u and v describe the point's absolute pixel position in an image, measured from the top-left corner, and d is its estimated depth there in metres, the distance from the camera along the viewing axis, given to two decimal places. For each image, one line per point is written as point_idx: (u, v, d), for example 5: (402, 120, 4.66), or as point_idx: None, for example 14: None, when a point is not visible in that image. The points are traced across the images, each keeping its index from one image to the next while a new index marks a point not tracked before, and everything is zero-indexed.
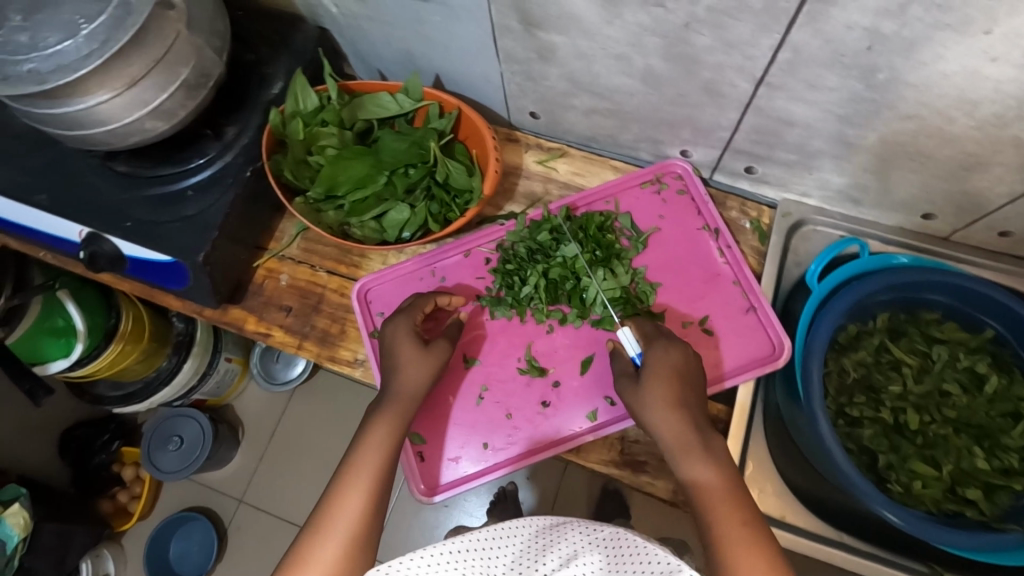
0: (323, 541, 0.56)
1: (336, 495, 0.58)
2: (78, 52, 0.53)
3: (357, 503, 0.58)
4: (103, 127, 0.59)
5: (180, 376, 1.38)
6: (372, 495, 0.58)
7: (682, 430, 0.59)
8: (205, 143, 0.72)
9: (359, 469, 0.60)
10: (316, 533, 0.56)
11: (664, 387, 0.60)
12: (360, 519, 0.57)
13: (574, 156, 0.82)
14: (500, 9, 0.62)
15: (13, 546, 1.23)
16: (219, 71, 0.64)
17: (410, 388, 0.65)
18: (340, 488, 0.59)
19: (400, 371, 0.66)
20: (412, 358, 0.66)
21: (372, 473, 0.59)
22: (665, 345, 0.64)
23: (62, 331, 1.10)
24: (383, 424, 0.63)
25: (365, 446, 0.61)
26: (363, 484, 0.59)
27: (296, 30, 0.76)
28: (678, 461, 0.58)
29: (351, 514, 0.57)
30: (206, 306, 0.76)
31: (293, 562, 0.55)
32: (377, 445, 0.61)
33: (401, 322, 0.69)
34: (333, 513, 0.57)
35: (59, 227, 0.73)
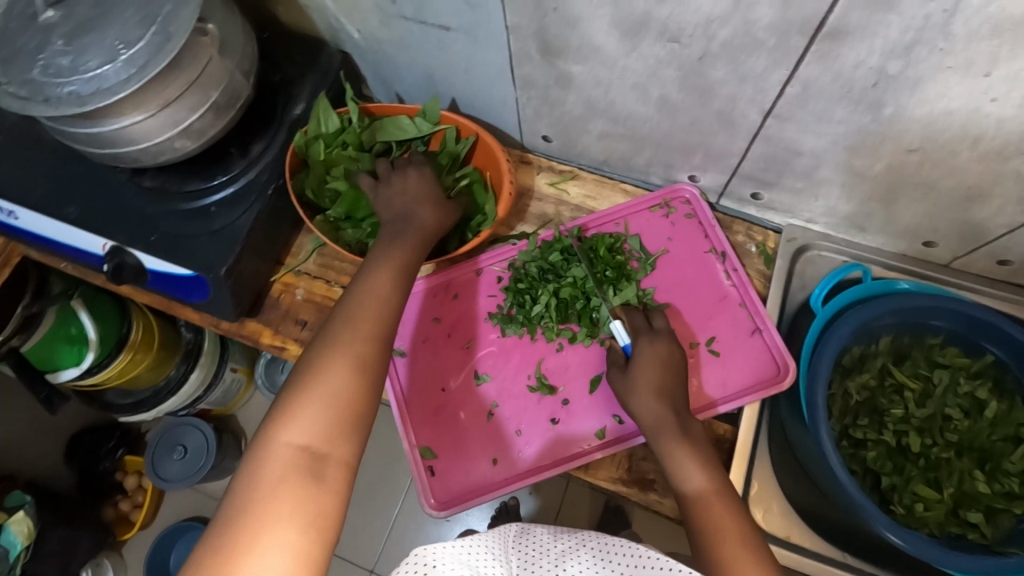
0: (354, 329, 0.54)
1: (359, 295, 0.57)
2: (117, 76, 0.55)
3: (385, 301, 0.57)
4: (136, 145, 0.61)
5: (187, 386, 1.40)
6: (399, 301, 0.58)
7: (668, 417, 0.63)
8: (230, 161, 0.74)
9: (379, 280, 0.58)
10: (345, 326, 0.54)
11: (644, 376, 0.65)
12: (388, 319, 0.56)
13: (585, 179, 0.84)
14: (521, 38, 0.65)
15: (16, 556, 1.25)
16: (248, 92, 0.67)
17: (424, 220, 0.66)
18: (363, 291, 0.57)
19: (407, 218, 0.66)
20: (431, 207, 0.68)
21: (392, 285, 0.59)
22: (651, 339, 0.68)
23: (75, 339, 1.11)
24: (396, 250, 0.62)
25: (383, 260, 0.61)
26: (387, 290, 0.58)
27: (320, 52, 0.79)
28: (664, 450, 0.62)
29: (378, 313, 0.56)
30: (224, 318, 0.78)
31: (318, 357, 0.52)
32: (395, 264, 0.61)
33: (415, 176, 0.70)
34: (361, 309, 0.55)
35: (85, 239, 0.75)
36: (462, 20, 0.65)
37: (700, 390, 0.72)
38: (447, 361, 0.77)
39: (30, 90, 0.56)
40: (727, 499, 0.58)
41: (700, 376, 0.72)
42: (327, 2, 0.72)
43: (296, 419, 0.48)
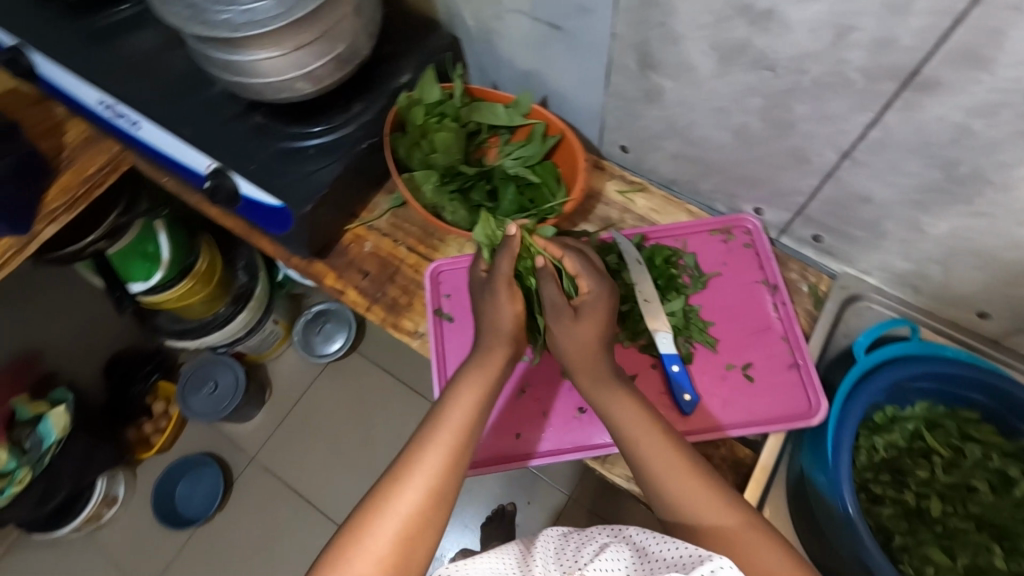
0: (405, 484, 0.56)
1: (419, 443, 0.59)
2: (268, 12, 0.64)
3: (442, 452, 0.58)
4: (264, 79, 0.69)
5: (232, 324, 1.50)
6: (455, 453, 0.59)
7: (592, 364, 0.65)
8: (334, 112, 0.80)
9: (444, 425, 0.60)
10: (398, 478, 0.56)
11: (580, 316, 0.66)
12: (442, 473, 0.57)
13: (652, 194, 0.87)
14: (623, 49, 0.69)
15: (48, 445, 1.34)
16: (366, 53, 0.74)
17: (501, 329, 0.67)
18: (424, 437, 0.60)
19: (497, 331, 0.67)
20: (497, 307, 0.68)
21: (457, 433, 0.60)
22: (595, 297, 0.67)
23: (150, 256, 1.20)
24: (470, 388, 0.63)
25: (455, 401, 0.63)
26: (449, 434, 0.60)
27: (432, 33, 0.86)
28: (596, 401, 0.65)
29: (432, 467, 0.57)
30: (296, 254, 0.84)
31: (372, 507, 0.55)
32: (464, 410, 0.62)
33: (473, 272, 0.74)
34: (416, 463, 0.57)
35: (191, 157, 0.82)
36: (571, 22, 0.70)
37: (724, 412, 0.73)
38: None
39: (191, 12, 0.65)
40: (745, 520, 0.55)
41: (730, 396, 0.74)
42: None
43: None
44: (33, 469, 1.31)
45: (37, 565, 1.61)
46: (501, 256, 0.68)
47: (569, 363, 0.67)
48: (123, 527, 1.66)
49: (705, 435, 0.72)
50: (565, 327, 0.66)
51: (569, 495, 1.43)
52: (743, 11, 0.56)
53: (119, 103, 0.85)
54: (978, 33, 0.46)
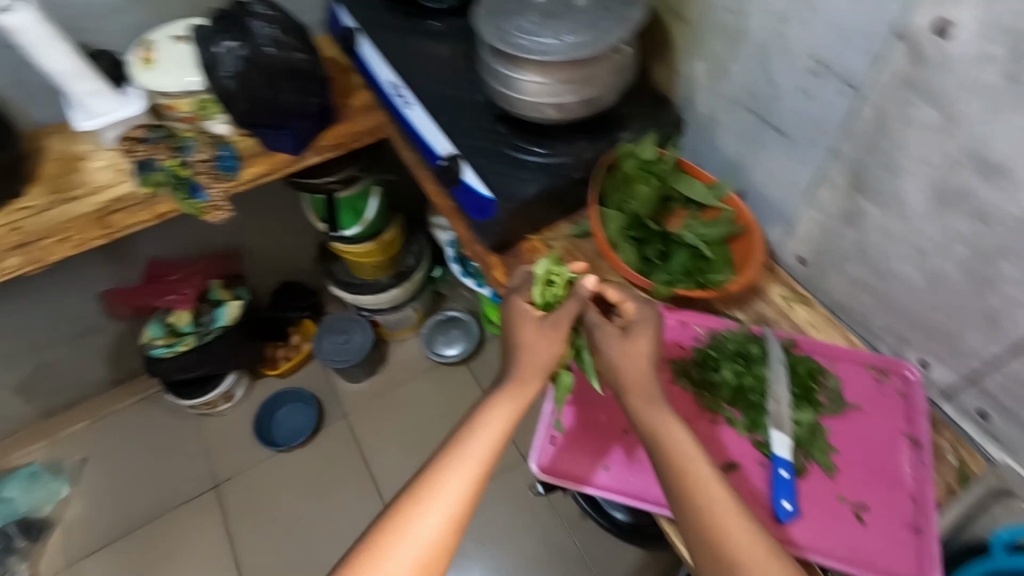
0: (433, 500, 0.62)
1: (448, 459, 0.65)
2: (557, 48, 0.79)
3: (470, 471, 0.64)
4: (525, 97, 0.85)
5: (385, 295, 1.70)
6: (483, 469, 0.65)
7: (641, 382, 0.70)
8: (560, 143, 0.95)
9: (477, 445, 0.66)
10: (425, 494, 0.63)
11: (636, 327, 0.73)
12: (465, 492, 0.63)
13: (816, 310, 0.88)
14: (838, 167, 0.75)
15: (216, 327, 1.63)
16: (609, 103, 0.87)
17: (537, 364, 0.72)
18: (455, 455, 0.65)
19: (536, 361, 0.72)
20: (532, 336, 0.74)
21: (487, 454, 0.66)
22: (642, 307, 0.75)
23: (356, 212, 1.45)
24: (503, 410, 0.69)
25: (488, 425, 0.68)
26: (479, 459, 0.65)
27: (665, 109, 0.97)
28: (648, 427, 0.67)
29: (461, 488, 0.63)
30: (482, 242, 0.98)
31: (404, 510, 0.62)
32: (497, 432, 0.68)
33: (512, 306, 0.77)
34: (447, 477, 0.63)
35: (437, 140, 1.01)
36: (799, 131, 0.78)
37: (820, 540, 0.70)
38: None
39: (497, 30, 0.81)
40: None
41: (833, 527, 0.70)
42: (698, 77, 0.90)
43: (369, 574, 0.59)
44: (198, 339, 1.61)
45: (158, 425, 1.89)
46: (572, 302, 0.74)
47: (626, 391, 0.70)
48: (226, 423, 1.89)
49: (795, 552, 0.69)
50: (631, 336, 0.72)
51: None
52: (975, 161, 0.59)
53: (403, 86, 1.08)
54: None
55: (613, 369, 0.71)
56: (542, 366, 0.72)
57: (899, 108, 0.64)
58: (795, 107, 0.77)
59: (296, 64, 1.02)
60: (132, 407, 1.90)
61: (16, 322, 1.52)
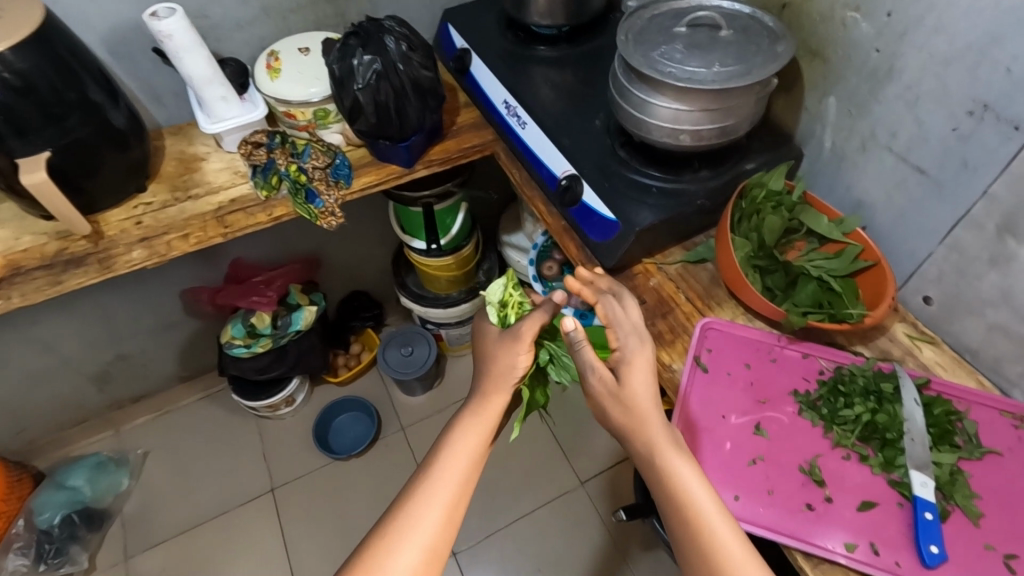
0: (420, 513, 0.67)
1: (428, 474, 0.70)
2: (706, 78, 0.80)
3: (453, 482, 0.70)
4: (663, 122, 0.87)
5: (455, 309, 1.73)
6: (464, 480, 0.71)
7: (641, 418, 0.70)
8: (684, 170, 0.96)
9: (457, 457, 0.72)
10: (411, 508, 0.68)
11: (630, 342, 0.75)
12: (448, 509, 0.68)
13: (943, 351, 0.87)
14: (989, 209, 0.75)
15: (292, 331, 1.65)
16: (742, 133, 0.89)
17: (502, 377, 0.78)
18: (435, 469, 0.71)
19: (504, 375, 0.78)
20: (496, 353, 0.80)
21: (466, 463, 0.72)
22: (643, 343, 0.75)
23: (444, 226, 1.48)
24: (480, 423, 0.75)
25: (463, 444, 0.73)
26: (456, 473, 0.70)
27: (787, 143, 0.98)
28: (644, 449, 0.70)
29: (444, 499, 0.69)
30: (596, 262, 0.99)
31: (395, 525, 0.67)
32: (474, 443, 0.73)
33: (485, 326, 0.86)
34: (430, 492, 0.69)
35: (555, 161, 1.04)
36: (946, 171, 0.78)
37: None
38: (731, 396, 0.85)
39: (644, 58, 0.83)
40: None
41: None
42: (828, 112, 0.91)
43: None
44: (273, 341, 1.64)
45: (218, 423, 1.91)
46: (535, 313, 0.81)
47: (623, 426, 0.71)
48: (286, 426, 1.90)
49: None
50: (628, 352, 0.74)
51: None
52: None
53: (519, 106, 1.11)
54: None
55: (602, 395, 0.73)
56: (506, 377, 0.78)
57: None
58: (945, 147, 0.77)
59: (422, 81, 1.06)
60: (195, 402, 1.94)
61: (105, 311, 1.57)
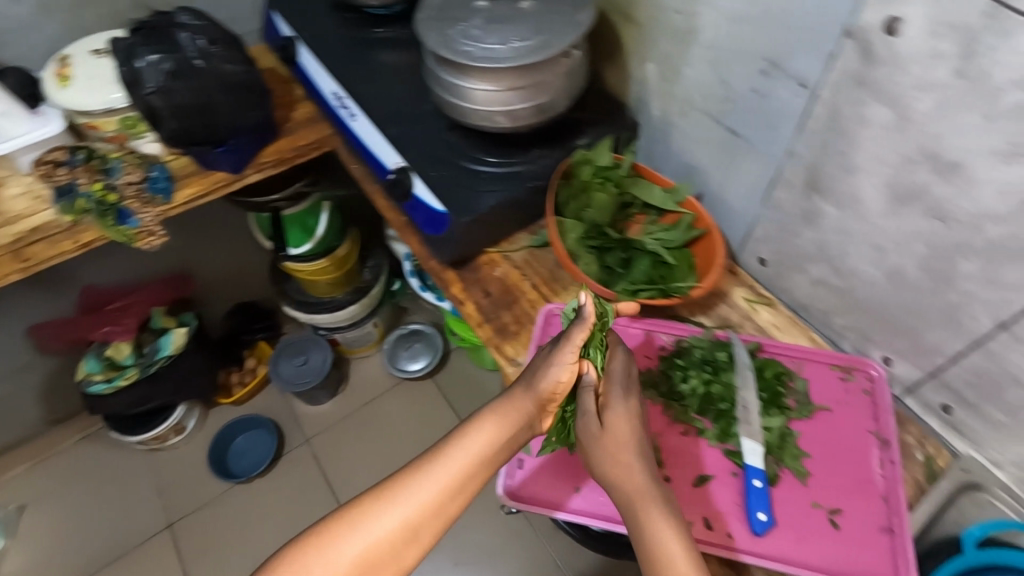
0: (417, 491, 0.57)
1: (437, 458, 0.59)
2: (502, 54, 0.75)
3: (451, 475, 0.58)
4: (474, 104, 0.81)
5: (343, 312, 1.63)
6: (467, 477, 0.59)
7: (631, 478, 0.63)
8: (515, 152, 0.91)
9: (468, 453, 0.60)
10: (410, 483, 0.57)
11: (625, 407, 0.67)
12: (440, 499, 0.57)
13: (779, 311, 0.87)
14: (794, 168, 0.74)
15: (161, 356, 1.51)
16: (562, 109, 0.84)
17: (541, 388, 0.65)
18: (443, 453, 0.60)
19: (535, 386, 0.65)
20: (534, 366, 0.67)
21: (477, 461, 0.60)
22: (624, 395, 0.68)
23: (307, 229, 1.39)
24: (501, 423, 0.62)
25: (476, 440, 0.61)
26: (442, 478, 0.58)
27: (619, 112, 0.95)
28: (631, 506, 0.62)
29: (441, 488, 0.57)
30: (437, 258, 0.93)
31: (389, 494, 0.57)
32: (489, 441, 0.61)
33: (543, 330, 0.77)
34: (430, 476, 0.58)
35: (385, 153, 0.97)
36: (754, 131, 0.76)
37: (797, 551, 0.68)
38: None
39: (440, 36, 0.78)
40: None
41: (810, 536, 0.69)
42: (650, 78, 0.88)
43: (333, 551, 0.54)
44: (140, 371, 1.49)
45: (105, 464, 1.76)
46: (575, 326, 0.67)
47: (603, 478, 0.65)
48: (181, 456, 1.78)
49: (776, 566, 0.68)
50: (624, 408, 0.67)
51: None
52: (929, 158, 0.58)
53: (347, 96, 1.03)
54: None
55: (587, 440, 0.66)
56: (540, 389, 0.65)
57: (851, 107, 0.63)
58: (749, 107, 0.75)
59: (229, 76, 0.96)
60: (75, 445, 1.78)
61: None
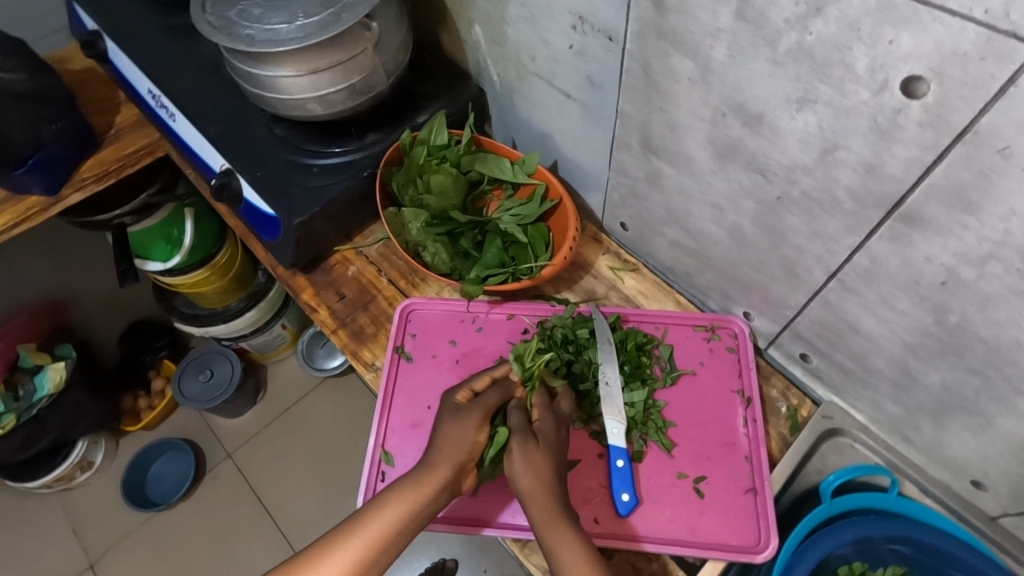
0: (322, 565, 0.55)
1: (344, 532, 0.57)
2: (288, 35, 0.66)
3: (358, 549, 0.56)
4: (278, 94, 0.72)
5: (239, 320, 1.50)
6: (376, 550, 0.57)
7: (546, 504, 0.60)
8: (348, 138, 0.84)
9: (375, 522, 0.58)
10: (317, 556, 0.56)
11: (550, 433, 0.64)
12: (347, 572, 0.55)
13: (644, 276, 0.84)
14: (627, 128, 0.69)
15: (38, 397, 1.37)
16: (383, 88, 0.77)
17: (453, 450, 0.62)
18: (353, 523, 0.58)
19: (454, 457, 0.62)
20: (450, 427, 0.64)
21: (384, 532, 0.57)
22: (554, 422, 0.66)
23: (173, 241, 1.26)
24: (413, 491, 0.60)
25: (384, 510, 0.58)
26: (351, 553, 0.56)
27: (461, 82, 0.88)
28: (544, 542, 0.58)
29: (347, 560, 0.56)
30: (282, 263, 0.86)
31: (299, 568, 0.56)
32: (398, 511, 0.58)
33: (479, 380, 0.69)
34: (336, 546, 0.56)
35: (210, 155, 0.87)
36: (584, 92, 0.71)
37: (662, 526, 0.67)
38: (435, 383, 0.78)
39: (223, 23, 0.69)
40: None
41: (675, 508, 0.67)
42: (482, 43, 0.81)
43: None
44: (18, 417, 1.34)
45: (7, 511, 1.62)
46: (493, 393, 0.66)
47: (524, 500, 0.60)
48: (92, 493, 1.64)
49: (642, 544, 0.66)
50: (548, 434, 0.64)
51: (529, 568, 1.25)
52: (736, 109, 0.54)
53: (162, 95, 0.91)
54: (964, 175, 0.42)
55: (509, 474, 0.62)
56: (456, 452, 0.62)
57: (659, 60, 0.58)
58: (573, 67, 0.69)
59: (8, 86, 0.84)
60: None
61: None
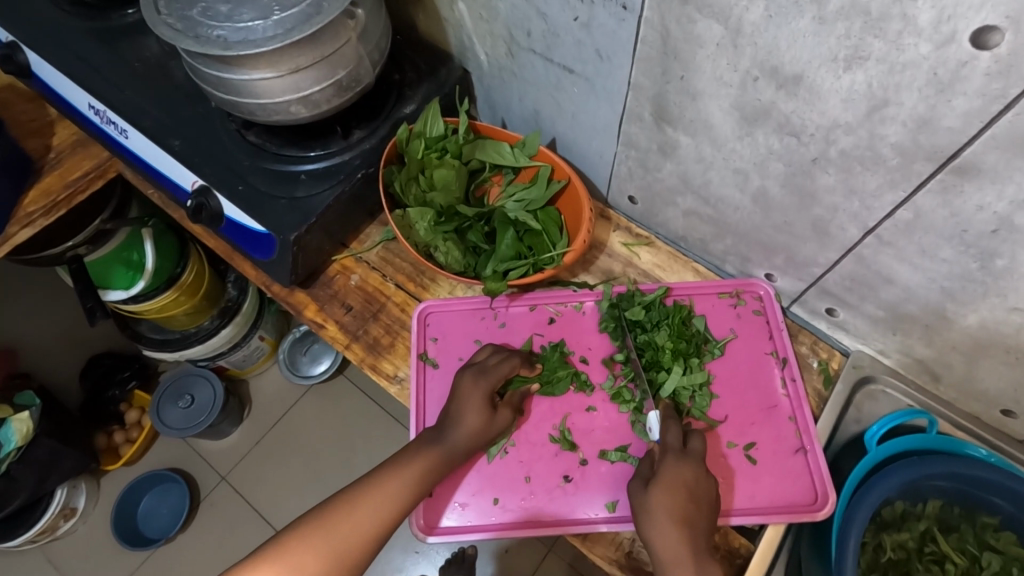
0: (372, 495, 0.61)
1: (389, 469, 0.63)
2: (265, 32, 0.59)
3: (403, 481, 0.62)
4: (256, 99, 0.65)
5: (215, 340, 1.36)
6: (419, 487, 0.63)
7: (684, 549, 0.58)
8: (332, 138, 0.77)
9: (418, 465, 0.64)
10: (367, 487, 0.61)
11: (680, 465, 0.62)
12: (394, 503, 0.61)
13: (659, 249, 0.83)
14: (639, 98, 0.66)
15: (6, 452, 1.21)
16: (369, 80, 0.70)
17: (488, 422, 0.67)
18: (399, 461, 0.64)
19: (476, 438, 0.67)
20: (480, 407, 0.68)
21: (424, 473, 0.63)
22: (679, 458, 0.62)
23: (134, 265, 1.14)
24: (452, 442, 0.66)
25: (424, 455, 0.64)
26: (398, 486, 0.62)
27: (443, 64, 0.82)
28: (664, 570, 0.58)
29: (394, 490, 0.61)
30: (278, 281, 0.79)
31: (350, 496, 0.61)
32: (437, 456, 0.65)
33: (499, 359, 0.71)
34: (383, 482, 0.62)
35: (177, 173, 0.79)
36: (587, 66, 0.67)
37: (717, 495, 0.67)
38: None
39: (186, 25, 0.61)
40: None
41: (730, 478, 0.68)
42: (466, 21, 0.75)
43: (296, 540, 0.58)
44: None
45: None
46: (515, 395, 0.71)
47: (656, 540, 0.59)
48: (82, 539, 1.50)
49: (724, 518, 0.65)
50: (677, 467, 0.62)
51: (550, 544, 1.24)
52: (770, 73, 0.52)
53: (107, 109, 0.81)
54: None
55: (641, 508, 0.61)
56: (490, 425, 0.68)
57: (681, 25, 0.54)
58: (575, 40, 0.65)
59: None
60: None
61: None
